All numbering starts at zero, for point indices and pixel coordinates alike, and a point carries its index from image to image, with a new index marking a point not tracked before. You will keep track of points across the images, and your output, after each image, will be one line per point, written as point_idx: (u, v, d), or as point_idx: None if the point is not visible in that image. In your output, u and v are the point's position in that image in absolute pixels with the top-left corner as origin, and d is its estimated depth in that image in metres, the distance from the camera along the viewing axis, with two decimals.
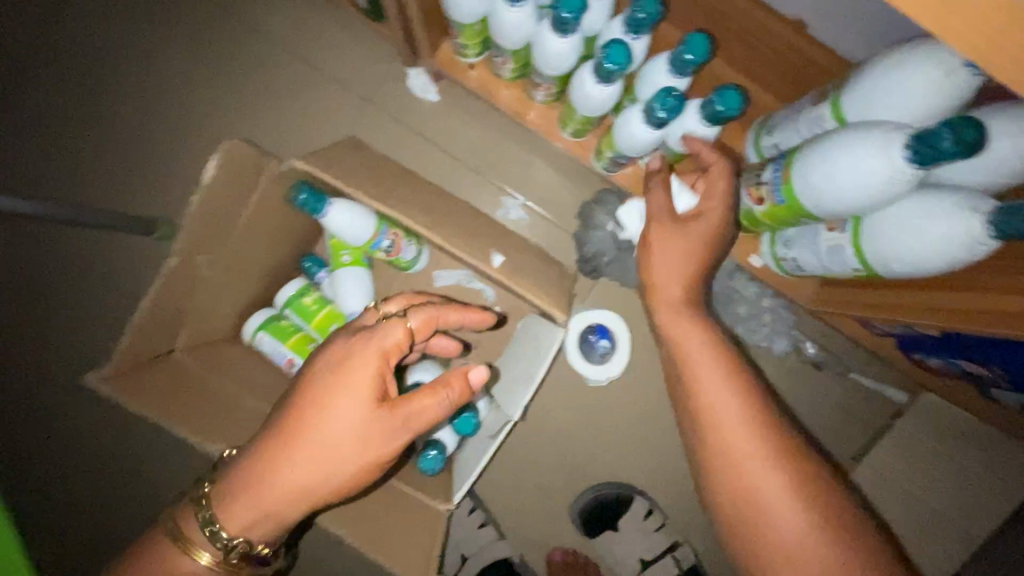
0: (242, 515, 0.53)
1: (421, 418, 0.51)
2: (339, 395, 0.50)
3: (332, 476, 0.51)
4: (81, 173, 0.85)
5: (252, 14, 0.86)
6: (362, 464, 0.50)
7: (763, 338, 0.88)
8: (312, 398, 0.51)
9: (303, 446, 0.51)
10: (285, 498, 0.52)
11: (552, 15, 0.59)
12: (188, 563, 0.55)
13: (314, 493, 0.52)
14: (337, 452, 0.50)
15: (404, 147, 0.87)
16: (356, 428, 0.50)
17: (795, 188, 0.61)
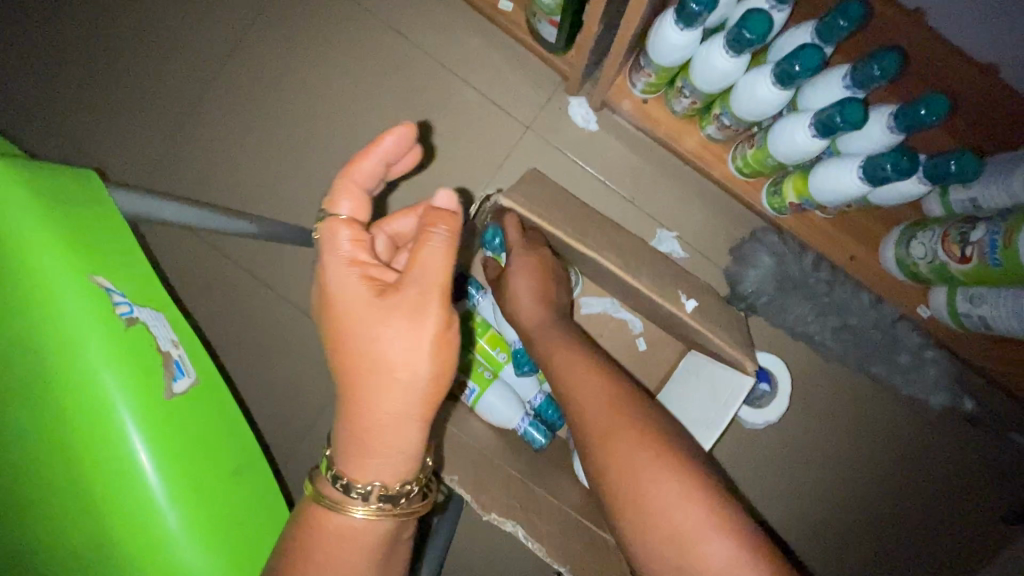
0: (367, 467, 0.41)
1: (435, 270, 0.40)
2: (352, 311, 0.41)
3: (401, 379, 0.40)
4: (253, 183, 0.88)
5: (423, 34, 0.88)
6: (415, 341, 0.39)
7: (920, 391, 0.84)
8: (332, 338, 0.42)
9: (355, 374, 0.40)
10: (385, 426, 0.40)
11: (778, 66, 0.59)
12: (341, 520, 0.42)
13: (403, 399, 0.40)
14: (386, 351, 0.39)
15: (560, 172, 0.88)
16: (378, 326, 0.40)
17: (1018, 253, 0.59)
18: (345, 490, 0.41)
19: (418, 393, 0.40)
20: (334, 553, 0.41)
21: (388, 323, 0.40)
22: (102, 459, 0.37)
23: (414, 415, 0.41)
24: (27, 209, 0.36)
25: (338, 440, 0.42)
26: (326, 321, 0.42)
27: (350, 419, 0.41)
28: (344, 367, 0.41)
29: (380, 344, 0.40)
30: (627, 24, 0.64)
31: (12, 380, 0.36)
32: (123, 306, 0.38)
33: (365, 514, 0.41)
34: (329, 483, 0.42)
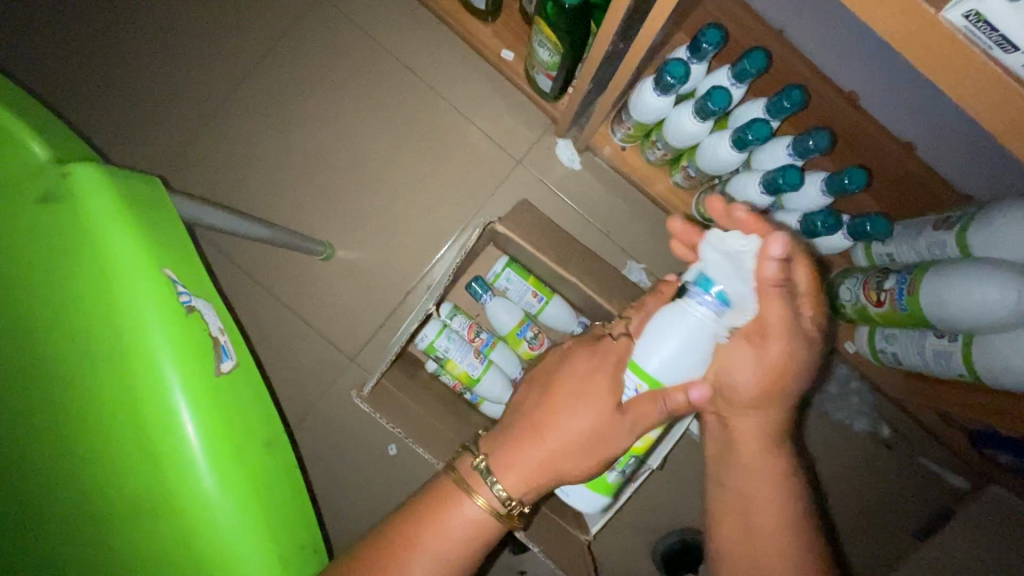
0: (509, 474, 0.57)
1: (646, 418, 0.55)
2: (588, 406, 0.55)
3: (580, 456, 0.56)
4: (262, 191, 0.95)
5: (429, 70, 0.97)
6: (596, 447, 0.55)
7: (846, 415, 0.99)
8: (557, 402, 0.57)
9: (557, 441, 0.56)
10: (545, 474, 0.57)
11: (735, 132, 0.71)
12: (466, 503, 0.58)
13: (557, 464, 0.57)
14: (587, 448, 0.56)
15: (545, 204, 0.98)
16: (593, 421, 0.55)
17: (918, 299, 0.72)
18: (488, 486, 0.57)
19: (564, 467, 0.57)
20: (451, 524, 0.58)
21: (601, 434, 0.55)
22: (157, 427, 0.43)
23: (563, 478, 0.58)
24: (114, 208, 0.42)
25: (511, 454, 0.58)
26: (562, 385, 0.57)
27: (528, 452, 0.57)
28: (553, 429, 0.56)
29: (585, 440, 0.55)
30: (611, 87, 0.75)
31: (82, 353, 0.42)
32: (183, 294, 0.45)
33: (484, 503, 0.58)
34: (479, 477, 0.58)
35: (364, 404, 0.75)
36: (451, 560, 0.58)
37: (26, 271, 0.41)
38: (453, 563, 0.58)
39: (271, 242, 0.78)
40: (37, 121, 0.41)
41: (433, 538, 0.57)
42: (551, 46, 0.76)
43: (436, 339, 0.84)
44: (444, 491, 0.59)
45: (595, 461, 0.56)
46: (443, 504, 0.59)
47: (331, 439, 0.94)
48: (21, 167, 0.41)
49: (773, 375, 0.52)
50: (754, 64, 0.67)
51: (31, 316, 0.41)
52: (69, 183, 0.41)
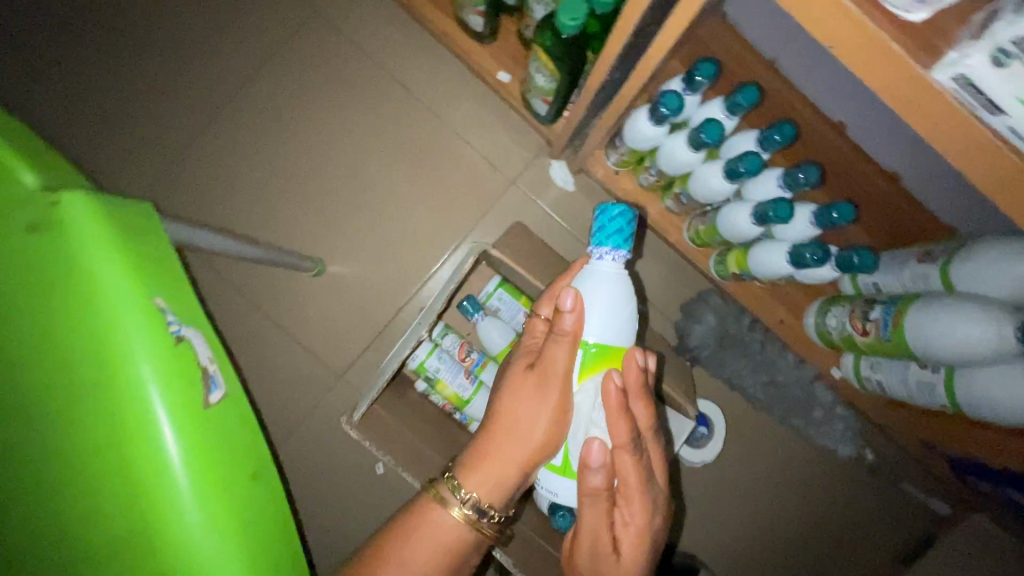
0: (468, 473, 0.58)
1: (560, 366, 0.56)
2: (516, 384, 0.58)
3: (524, 432, 0.56)
4: (253, 206, 0.94)
5: (426, 90, 0.97)
6: (533, 414, 0.56)
7: (832, 440, 0.98)
8: (495, 393, 0.61)
9: (496, 423, 0.58)
10: (502, 465, 0.57)
11: (727, 163, 0.72)
12: (438, 512, 0.58)
13: (508, 448, 0.57)
14: (526, 419, 0.56)
15: (538, 225, 0.98)
16: (523, 395, 0.57)
17: (903, 331, 0.73)
18: (453, 493, 0.58)
19: (515, 448, 0.57)
20: (428, 537, 0.57)
21: (535, 401, 0.56)
22: (143, 462, 0.42)
23: (520, 462, 0.57)
24: (104, 236, 0.41)
25: (465, 454, 0.59)
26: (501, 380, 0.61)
27: (481, 449, 0.58)
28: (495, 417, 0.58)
29: (523, 414, 0.57)
30: (607, 114, 0.76)
31: (69, 385, 0.41)
32: (174, 324, 0.44)
33: (457, 513, 0.57)
34: (444, 483, 0.58)
35: (353, 431, 0.73)
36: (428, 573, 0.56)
37: (13, 303, 0.41)
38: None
39: (261, 260, 0.77)
40: (29, 149, 0.41)
41: (406, 548, 0.57)
42: (548, 72, 0.76)
43: (427, 358, 0.84)
44: (416, 507, 0.59)
45: (541, 432, 0.56)
46: (415, 517, 0.58)
47: (317, 457, 0.92)
48: (11, 196, 0.40)
49: (608, 572, 0.57)
50: (747, 98, 0.68)
51: (16, 346, 0.41)
52: (60, 212, 0.40)
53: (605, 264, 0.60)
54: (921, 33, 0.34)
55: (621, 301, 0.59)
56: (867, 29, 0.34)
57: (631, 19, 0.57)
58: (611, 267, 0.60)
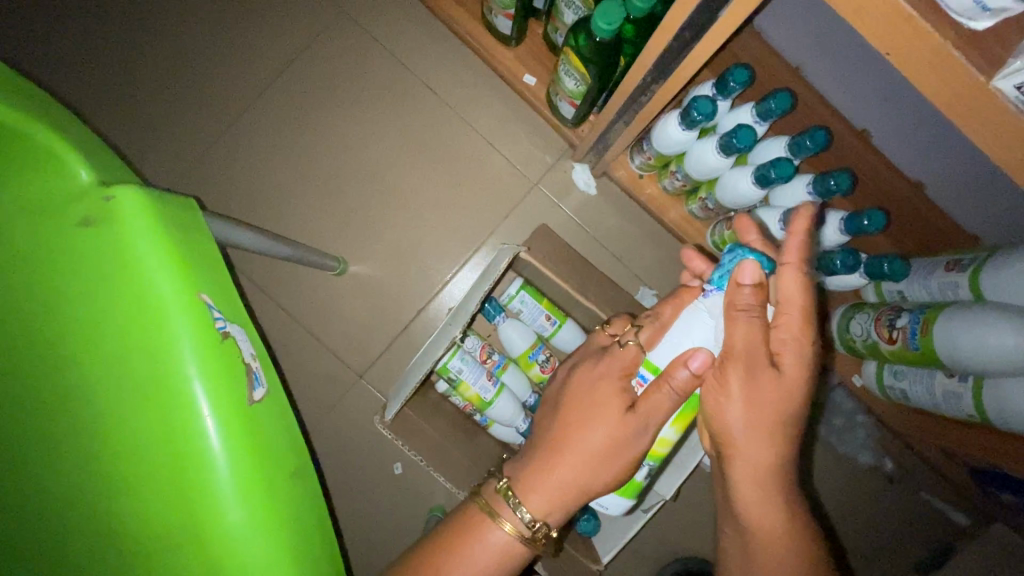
0: (536, 498, 0.57)
1: (663, 415, 0.55)
2: (605, 422, 0.56)
3: (604, 469, 0.56)
4: (276, 204, 0.95)
5: (449, 91, 0.97)
6: (620, 455, 0.56)
7: (850, 448, 1.01)
8: (572, 416, 0.58)
9: (577, 455, 0.57)
10: (574, 496, 0.57)
11: (757, 169, 0.72)
12: (493, 528, 0.58)
13: (583, 481, 0.57)
14: (610, 459, 0.56)
15: (560, 227, 0.98)
16: (612, 433, 0.56)
17: (931, 340, 0.73)
18: (517, 517, 0.57)
19: (591, 482, 0.57)
20: (480, 552, 0.58)
21: (621, 440, 0.56)
22: (188, 457, 0.42)
23: (593, 494, 0.58)
24: (156, 232, 0.41)
25: (534, 480, 0.58)
26: (581, 403, 0.58)
27: (557, 480, 0.57)
28: (575, 451, 0.57)
29: (607, 453, 0.56)
30: (636, 119, 0.76)
31: (116, 378, 0.41)
32: (219, 320, 0.44)
33: (512, 529, 0.57)
34: (505, 503, 0.58)
35: (386, 430, 0.75)
36: None
37: (67, 296, 0.41)
38: None
39: (288, 258, 0.77)
40: (84, 145, 0.41)
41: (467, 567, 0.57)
42: (578, 76, 0.76)
43: (449, 360, 0.82)
44: (468, 517, 0.59)
45: (622, 471, 0.57)
46: (473, 533, 0.58)
47: (336, 455, 0.92)
48: (66, 191, 0.40)
49: (776, 404, 0.53)
50: (780, 104, 0.68)
51: (65, 339, 0.41)
52: (113, 207, 0.40)
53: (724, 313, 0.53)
54: (986, 44, 0.34)
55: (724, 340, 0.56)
56: (932, 38, 0.34)
57: (670, 25, 0.57)
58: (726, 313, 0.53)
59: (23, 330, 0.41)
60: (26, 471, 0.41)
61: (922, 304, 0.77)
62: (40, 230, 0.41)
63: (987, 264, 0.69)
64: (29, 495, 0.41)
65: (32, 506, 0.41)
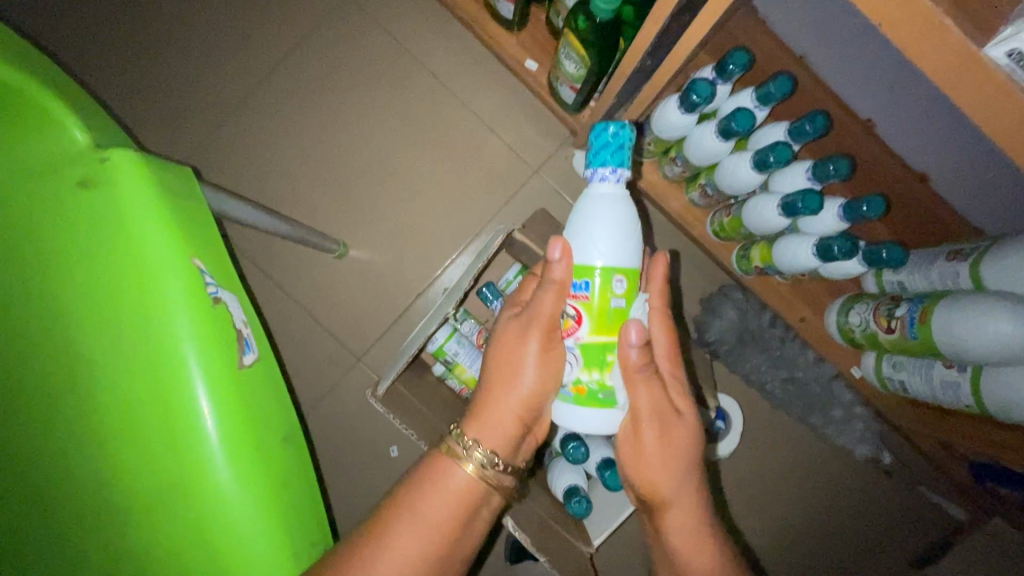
0: (469, 425, 0.57)
1: (548, 310, 0.54)
2: (504, 334, 0.59)
3: (514, 377, 0.56)
4: (276, 187, 0.96)
5: (451, 77, 0.98)
6: (516, 355, 0.56)
7: (848, 441, 0.99)
8: (486, 349, 0.61)
9: (489, 371, 0.58)
10: (501, 408, 0.57)
11: (756, 153, 0.72)
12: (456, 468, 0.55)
13: (501, 394, 0.57)
14: (515, 362, 0.56)
15: (559, 213, 0.98)
16: (504, 341, 0.58)
17: (929, 329, 0.72)
18: (458, 443, 0.56)
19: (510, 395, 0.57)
20: (441, 497, 0.54)
21: (520, 340, 0.56)
22: (178, 417, 0.42)
23: (516, 409, 0.57)
24: (151, 196, 0.42)
25: (468, 409, 0.59)
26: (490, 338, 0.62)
27: (481, 397, 0.58)
28: (489, 370, 0.59)
29: (511, 354, 0.57)
30: (636, 103, 0.76)
31: (111, 339, 0.42)
32: (211, 286, 0.45)
33: (474, 469, 0.55)
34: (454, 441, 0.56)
35: (379, 403, 0.75)
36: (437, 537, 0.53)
37: (65, 256, 0.42)
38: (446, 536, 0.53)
39: (287, 237, 0.78)
40: (82, 107, 0.42)
41: (425, 501, 0.53)
42: (578, 59, 0.76)
43: (445, 343, 0.83)
44: (427, 464, 0.56)
45: (534, 365, 0.55)
46: (426, 471, 0.56)
47: (334, 438, 0.93)
48: (64, 151, 0.41)
49: (672, 446, 0.57)
50: (779, 88, 0.68)
51: (61, 298, 0.42)
52: (109, 168, 0.41)
53: (612, 186, 0.54)
54: (977, 11, 0.34)
55: (633, 222, 0.54)
56: (920, 4, 0.34)
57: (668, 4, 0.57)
58: (616, 191, 0.54)
59: (20, 289, 0.42)
60: (21, 428, 0.42)
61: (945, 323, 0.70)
62: (38, 192, 0.42)
63: (991, 253, 0.68)
64: (22, 451, 0.42)
65: (24, 464, 0.42)
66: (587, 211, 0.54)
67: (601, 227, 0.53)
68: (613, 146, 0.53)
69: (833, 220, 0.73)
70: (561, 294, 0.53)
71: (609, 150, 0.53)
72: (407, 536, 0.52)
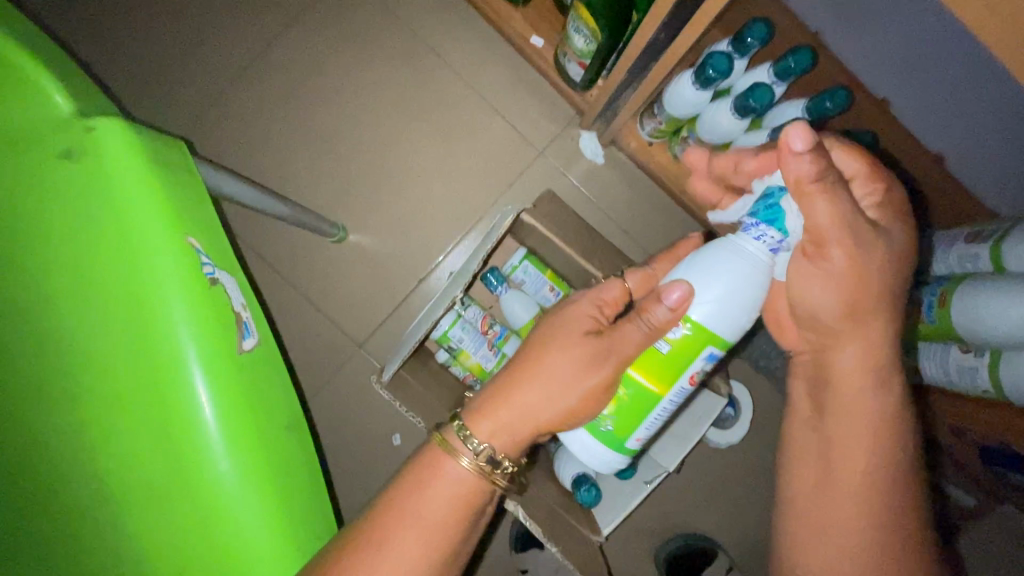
0: (489, 425, 0.52)
1: (629, 349, 0.51)
2: (565, 344, 0.53)
3: (558, 393, 0.52)
4: (273, 169, 0.92)
5: (454, 54, 0.94)
6: (575, 373, 0.51)
7: None
8: (534, 340, 0.55)
9: (531, 372, 0.53)
10: (522, 417, 0.53)
11: (772, 131, 0.69)
12: (453, 464, 0.52)
13: (537, 408, 0.52)
14: (562, 380, 0.52)
15: (565, 196, 0.95)
16: (567, 349, 0.52)
17: (949, 312, 0.71)
18: (464, 441, 0.52)
19: (544, 412, 0.52)
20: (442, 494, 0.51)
21: (586, 364, 0.52)
22: (174, 406, 0.40)
23: (539, 423, 0.53)
24: (141, 169, 0.39)
25: (485, 400, 0.53)
26: (543, 329, 0.56)
27: (503, 396, 0.53)
28: (528, 365, 0.53)
29: (567, 370, 0.52)
30: (649, 78, 0.73)
31: (101, 324, 0.39)
32: (208, 266, 0.42)
33: (471, 465, 0.51)
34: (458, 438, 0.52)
35: (383, 390, 0.73)
36: (433, 542, 0.50)
37: (50, 234, 0.39)
38: (448, 535, 0.51)
39: (286, 219, 0.75)
40: (65, 73, 0.39)
41: (421, 499, 0.51)
42: (588, 33, 0.73)
43: (450, 328, 0.80)
44: (428, 458, 0.53)
45: (586, 397, 0.52)
46: (425, 464, 0.53)
47: (335, 426, 0.91)
48: (45, 119, 0.38)
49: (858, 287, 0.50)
50: (799, 62, 0.65)
51: (46, 279, 0.39)
52: (95, 139, 0.38)
53: (758, 246, 0.49)
54: None
55: (756, 294, 0.50)
56: None
57: None
58: (761, 254, 0.49)
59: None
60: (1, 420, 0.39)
61: (968, 325, 0.68)
62: (18, 165, 0.39)
63: (1013, 235, 0.66)
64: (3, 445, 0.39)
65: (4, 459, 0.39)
66: (717, 254, 0.50)
67: (720, 289, 0.49)
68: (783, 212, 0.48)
69: None
70: (648, 337, 0.51)
71: (785, 213, 0.48)
72: (405, 534, 0.49)
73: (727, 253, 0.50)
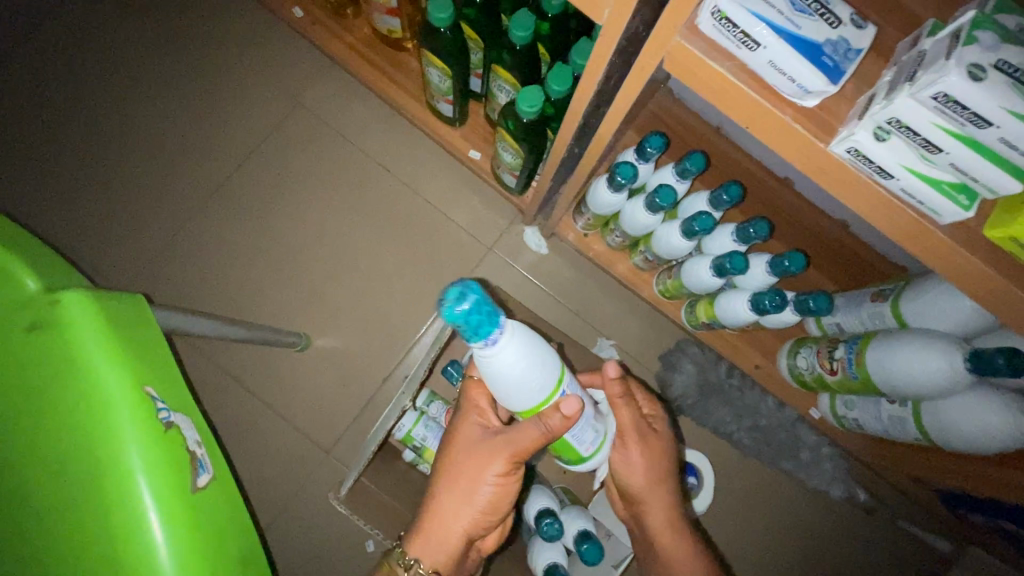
0: (421, 543, 0.62)
1: (522, 443, 0.57)
2: (464, 450, 0.62)
3: (470, 494, 0.61)
4: (239, 288, 0.98)
5: (403, 170, 1.04)
6: (477, 473, 0.61)
7: (821, 483, 1.01)
8: (442, 455, 0.65)
9: (443, 485, 0.62)
10: (448, 526, 0.62)
11: (682, 221, 0.78)
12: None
13: (456, 514, 0.61)
14: (471, 482, 0.61)
15: (516, 287, 1.02)
16: (466, 456, 0.62)
17: (866, 368, 0.77)
18: (403, 562, 0.61)
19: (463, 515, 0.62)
20: None
21: (481, 465, 0.61)
22: (131, 555, 0.42)
23: (463, 526, 0.62)
24: (102, 333, 0.44)
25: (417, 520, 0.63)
26: (444, 442, 0.65)
27: (428, 514, 0.62)
28: (442, 479, 0.63)
29: (467, 475, 0.61)
30: (571, 184, 0.82)
31: (64, 478, 0.43)
32: (164, 411, 0.45)
33: None
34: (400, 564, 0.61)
35: (341, 506, 0.75)
36: None
37: (20, 399, 0.43)
38: None
39: (248, 340, 0.79)
40: (32, 257, 0.45)
41: None
42: (513, 150, 0.83)
43: (413, 428, 0.83)
44: None
45: (490, 488, 0.61)
46: None
47: (309, 538, 0.91)
48: (13, 299, 0.43)
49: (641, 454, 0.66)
50: (694, 164, 0.75)
51: (18, 440, 0.43)
52: (59, 310, 0.43)
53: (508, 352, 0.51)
54: (817, 115, 0.40)
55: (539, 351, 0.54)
56: (770, 112, 0.40)
57: (578, 107, 0.64)
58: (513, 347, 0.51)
59: None
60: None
61: (887, 380, 0.74)
62: None
63: (908, 295, 0.74)
64: None
65: None
66: (510, 375, 0.53)
67: (538, 380, 0.54)
68: (479, 320, 0.47)
69: (762, 276, 0.78)
70: (540, 435, 0.56)
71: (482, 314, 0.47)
72: None
73: (510, 369, 0.52)
